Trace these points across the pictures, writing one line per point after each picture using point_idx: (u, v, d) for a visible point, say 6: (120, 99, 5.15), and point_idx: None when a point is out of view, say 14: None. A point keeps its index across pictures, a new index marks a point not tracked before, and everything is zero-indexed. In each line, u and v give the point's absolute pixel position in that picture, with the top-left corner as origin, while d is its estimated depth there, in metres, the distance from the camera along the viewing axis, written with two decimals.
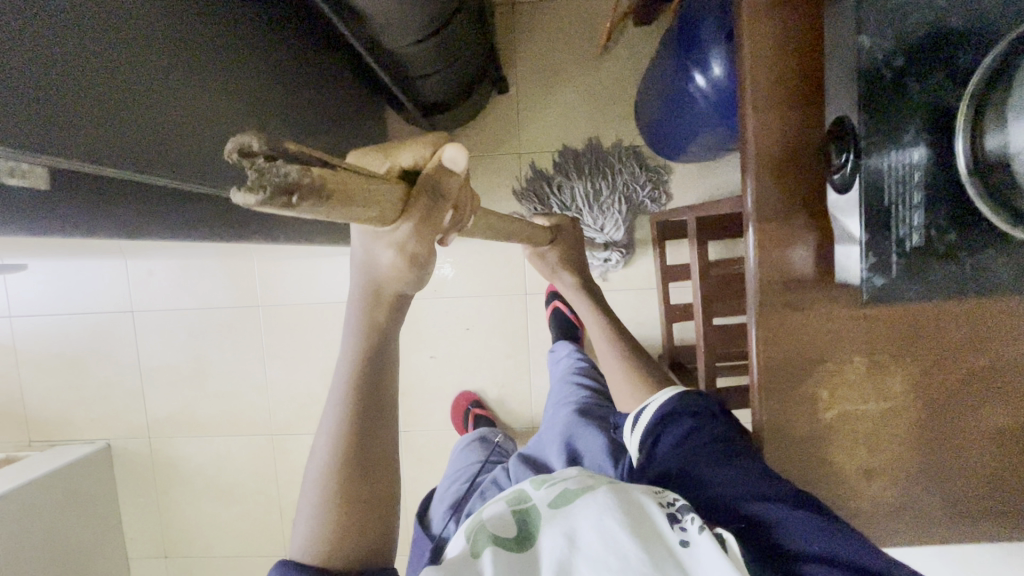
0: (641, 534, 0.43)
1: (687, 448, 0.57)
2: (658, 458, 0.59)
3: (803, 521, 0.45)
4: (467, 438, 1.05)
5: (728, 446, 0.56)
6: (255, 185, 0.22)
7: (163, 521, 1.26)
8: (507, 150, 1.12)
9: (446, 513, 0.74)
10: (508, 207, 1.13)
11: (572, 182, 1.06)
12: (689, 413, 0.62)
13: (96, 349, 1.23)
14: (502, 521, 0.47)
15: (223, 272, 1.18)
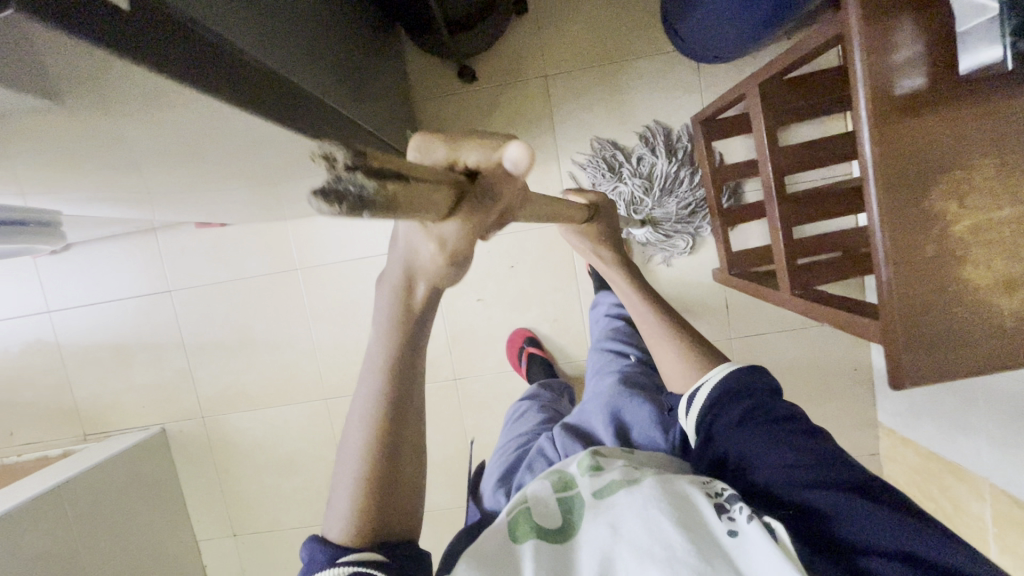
0: (686, 524, 0.46)
1: (748, 431, 0.53)
2: (717, 441, 0.55)
3: (863, 514, 0.44)
4: (513, 404, 1.03)
5: (791, 429, 0.52)
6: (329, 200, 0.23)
7: (226, 499, 1.25)
8: (534, 74, 1.08)
9: (499, 483, 0.73)
10: (542, 133, 1.10)
11: (655, 160, 1.05)
12: (749, 392, 0.56)
13: (139, 332, 1.22)
14: (548, 509, 0.53)
15: (256, 238, 1.16)
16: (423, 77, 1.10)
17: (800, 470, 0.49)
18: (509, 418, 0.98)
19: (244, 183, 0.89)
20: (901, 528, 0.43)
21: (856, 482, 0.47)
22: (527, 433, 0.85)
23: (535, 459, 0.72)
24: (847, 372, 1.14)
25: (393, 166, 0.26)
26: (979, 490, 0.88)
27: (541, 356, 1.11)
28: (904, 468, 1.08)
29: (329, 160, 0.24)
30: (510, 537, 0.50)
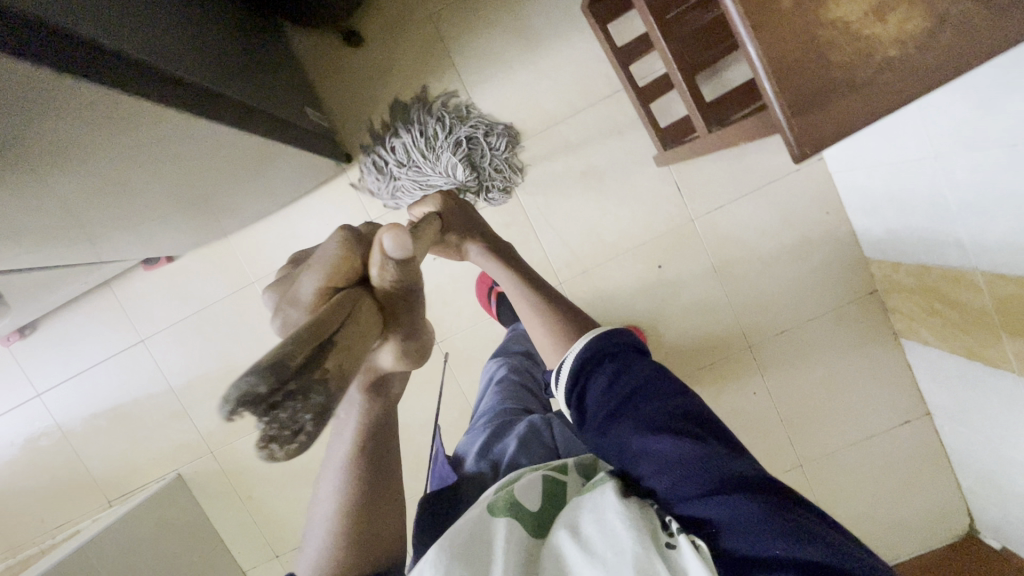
0: (639, 527, 0.46)
1: (613, 407, 0.57)
2: (591, 416, 0.59)
3: (749, 522, 0.44)
4: (486, 369, 1.07)
5: (659, 409, 0.54)
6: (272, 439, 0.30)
7: (259, 523, 1.26)
8: (416, 15, 1.06)
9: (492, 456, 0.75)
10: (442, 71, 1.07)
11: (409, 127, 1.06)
12: (609, 361, 0.61)
13: (128, 388, 1.23)
14: (527, 491, 0.54)
15: (209, 264, 1.17)
16: (312, 53, 1.08)
17: (688, 468, 0.49)
18: (487, 386, 1.01)
19: (167, 203, 0.90)
20: (787, 533, 0.43)
21: (743, 483, 0.47)
22: (515, 406, 0.89)
23: (533, 439, 0.76)
24: (821, 219, 1.10)
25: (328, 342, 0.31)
26: (973, 284, 0.85)
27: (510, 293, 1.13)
28: (903, 296, 1.04)
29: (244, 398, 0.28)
30: (488, 515, 0.51)
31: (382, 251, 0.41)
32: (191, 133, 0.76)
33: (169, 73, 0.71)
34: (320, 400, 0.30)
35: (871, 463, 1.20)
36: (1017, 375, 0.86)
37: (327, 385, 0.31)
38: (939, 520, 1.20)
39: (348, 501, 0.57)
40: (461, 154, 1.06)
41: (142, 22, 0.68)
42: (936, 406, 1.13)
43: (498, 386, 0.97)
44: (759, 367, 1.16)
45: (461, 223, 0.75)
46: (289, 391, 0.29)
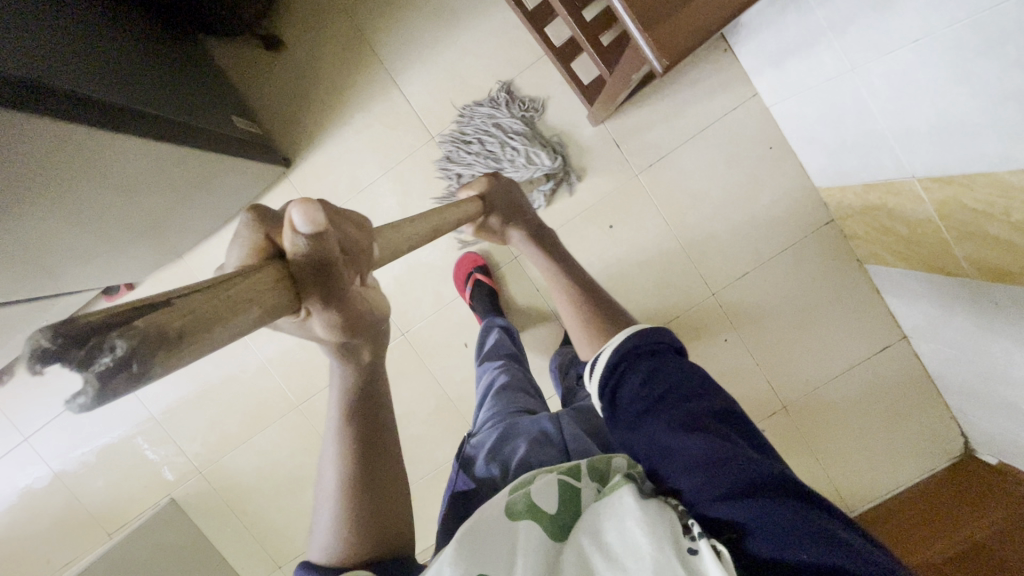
0: (658, 534, 0.44)
1: (646, 403, 0.57)
2: (623, 410, 0.60)
3: (773, 524, 0.43)
4: (478, 378, 1.00)
5: (692, 410, 0.55)
6: (79, 392, 0.24)
7: (257, 536, 1.27)
8: (330, 9, 1.07)
9: (507, 458, 0.69)
10: (364, 61, 1.08)
11: (471, 154, 1.09)
12: (645, 358, 0.63)
13: (111, 420, 1.25)
14: (547, 491, 0.52)
15: (169, 287, 1.19)
16: (237, 64, 1.10)
17: (713, 468, 0.48)
18: (480, 394, 0.94)
19: (115, 227, 0.91)
20: (811, 535, 0.42)
21: (770, 484, 0.47)
22: (520, 407, 0.83)
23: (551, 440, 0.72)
24: (766, 155, 1.09)
25: (157, 298, 0.27)
26: (914, 193, 0.83)
27: (487, 285, 1.13)
28: (856, 219, 1.03)
29: (36, 348, 0.23)
30: (510, 517, 0.49)
31: (294, 226, 0.36)
32: (111, 152, 0.78)
33: (76, 92, 0.72)
34: (125, 350, 0.24)
35: (856, 395, 1.18)
36: (972, 278, 0.84)
37: (137, 335, 0.25)
38: (933, 443, 1.18)
39: (351, 467, 0.55)
40: (522, 139, 1.06)
41: (40, 49, 0.70)
42: (910, 328, 1.11)
43: (496, 389, 0.90)
44: (727, 313, 1.15)
45: (505, 202, 0.91)
46: (92, 337, 0.24)
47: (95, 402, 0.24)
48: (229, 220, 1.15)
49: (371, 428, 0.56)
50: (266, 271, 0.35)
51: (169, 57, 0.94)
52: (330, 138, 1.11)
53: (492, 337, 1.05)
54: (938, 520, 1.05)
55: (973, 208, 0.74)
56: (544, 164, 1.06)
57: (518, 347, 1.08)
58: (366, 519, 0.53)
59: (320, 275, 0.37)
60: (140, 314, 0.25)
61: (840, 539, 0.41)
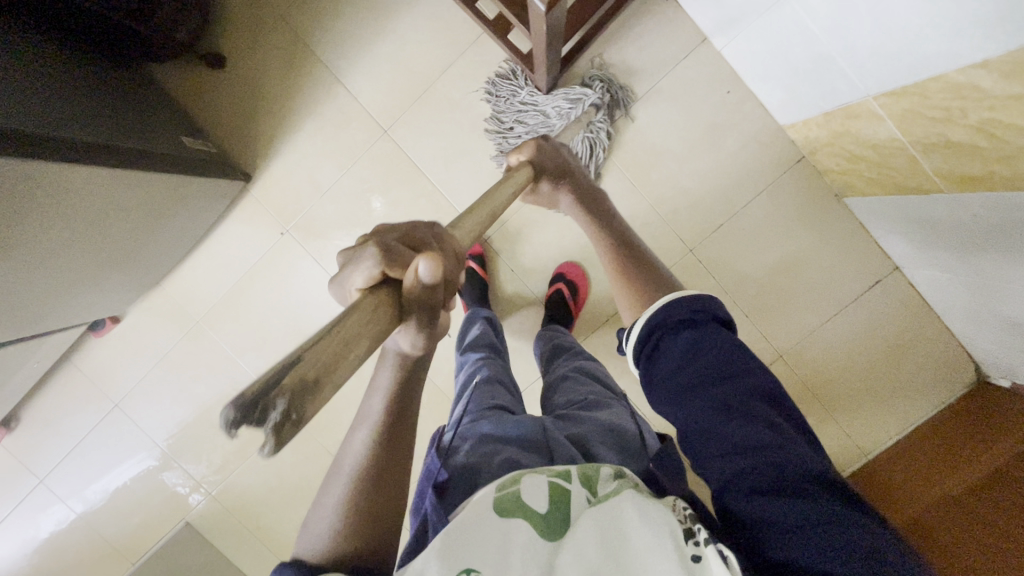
0: (663, 544, 0.41)
1: (684, 376, 0.53)
2: (660, 377, 0.55)
3: (806, 532, 0.41)
4: (458, 365, 0.83)
5: (737, 388, 0.50)
6: (269, 437, 0.31)
7: (273, 550, 1.28)
8: (267, 17, 1.08)
9: (484, 457, 0.55)
10: (306, 64, 1.09)
11: (518, 133, 1.07)
12: (686, 325, 0.56)
13: (118, 454, 1.27)
14: (538, 490, 0.46)
15: (155, 315, 1.21)
16: (185, 85, 1.11)
17: (751, 464, 0.45)
18: (457, 383, 0.77)
19: (88, 260, 0.93)
20: (843, 549, 0.39)
21: (809, 483, 0.43)
22: (505, 399, 0.67)
23: (540, 439, 0.57)
24: (723, 100, 1.06)
25: (295, 357, 0.34)
26: (873, 113, 0.80)
27: (478, 275, 1.12)
28: (824, 152, 0.99)
29: (233, 414, 0.30)
30: (500, 515, 0.44)
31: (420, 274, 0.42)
32: (74, 187, 0.78)
33: (27, 130, 0.72)
34: (283, 405, 0.31)
35: (855, 335, 1.13)
36: (946, 192, 0.80)
37: (288, 391, 0.32)
38: (941, 375, 1.13)
39: (370, 461, 0.52)
40: (556, 98, 1.04)
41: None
42: (899, 257, 1.07)
43: (478, 376, 0.73)
44: (708, 269, 1.12)
45: (556, 167, 0.85)
46: (263, 399, 0.31)
47: (275, 447, 0.31)
48: (200, 242, 1.16)
49: (400, 423, 0.53)
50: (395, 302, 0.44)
51: (119, 85, 0.95)
52: (286, 146, 1.12)
53: (474, 328, 0.91)
54: (949, 456, 1.00)
55: (931, 117, 0.71)
56: (591, 96, 1.03)
57: (500, 336, 0.92)
58: (364, 518, 0.50)
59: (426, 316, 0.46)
60: (291, 374, 0.33)
61: (872, 553, 0.39)
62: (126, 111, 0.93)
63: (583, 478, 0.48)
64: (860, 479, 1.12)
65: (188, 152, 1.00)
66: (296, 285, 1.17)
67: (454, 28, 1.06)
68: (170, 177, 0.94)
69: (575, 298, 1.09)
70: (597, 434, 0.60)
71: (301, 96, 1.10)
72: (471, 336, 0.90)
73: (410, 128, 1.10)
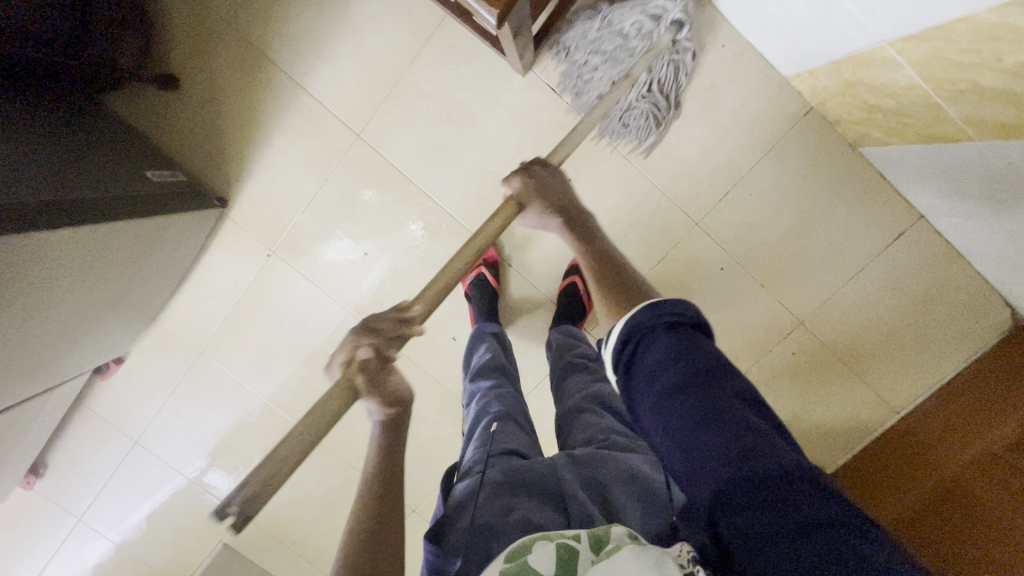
0: None
1: (660, 385, 0.45)
2: (637, 386, 0.48)
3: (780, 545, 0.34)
4: (467, 392, 0.78)
5: (713, 392, 0.43)
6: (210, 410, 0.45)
7: (311, 561, 1.31)
8: (218, 27, 1.00)
9: (497, 515, 0.49)
10: (266, 72, 1.01)
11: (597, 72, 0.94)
12: (663, 325, 0.49)
13: (145, 488, 1.27)
14: (543, 555, 0.41)
15: (158, 351, 1.19)
16: (140, 111, 1.04)
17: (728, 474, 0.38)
18: (469, 420, 0.71)
19: (80, 314, 0.90)
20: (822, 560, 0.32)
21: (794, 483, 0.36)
22: (516, 442, 0.61)
23: (555, 493, 0.52)
24: (718, 56, 0.97)
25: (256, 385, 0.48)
26: (889, 59, 0.71)
27: (490, 289, 1.07)
28: (834, 102, 0.90)
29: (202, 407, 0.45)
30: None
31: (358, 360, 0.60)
32: (58, 252, 0.74)
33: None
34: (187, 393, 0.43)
35: (879, 291, 1.07)
36: (976, 139, 0.72)
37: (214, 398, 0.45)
38: (973, 323, 1.06)
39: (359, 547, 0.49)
40: (623, 20, 0.90)
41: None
42: (923, 205, 0.99)
43: (488, 412, 0.67)
44: (716, 240, 1.06)
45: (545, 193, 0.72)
46: None
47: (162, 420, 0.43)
48: (188, 273, 1.13)
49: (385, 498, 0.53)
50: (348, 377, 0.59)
51: (72, 122, 0.89)
52: (258, 163, 1.06)
53: (480, 347, 0.88)
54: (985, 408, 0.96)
55: (957, 62, 0.63)
56: (673, 7, 0.87)
57: (506, 356, 0.85)
58: None
59: (373, 382, 0.59)
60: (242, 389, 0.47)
61: (821, 522, 0.33)
62: (85, 152, 0.87)
63: (593, 536, 0.43)
64: (891, 438, 1.08)
65: (158, 184, 0.94)
66: (291, 305, 1.14)
67: (416, 13, 0.97)
68: (149, 218, 0.90)
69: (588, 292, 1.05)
70: (618, 484, 0.53)
71: (265, 108, 1.03)
72: (478, 357, 0.85)
73: (383, 128, 1.03)
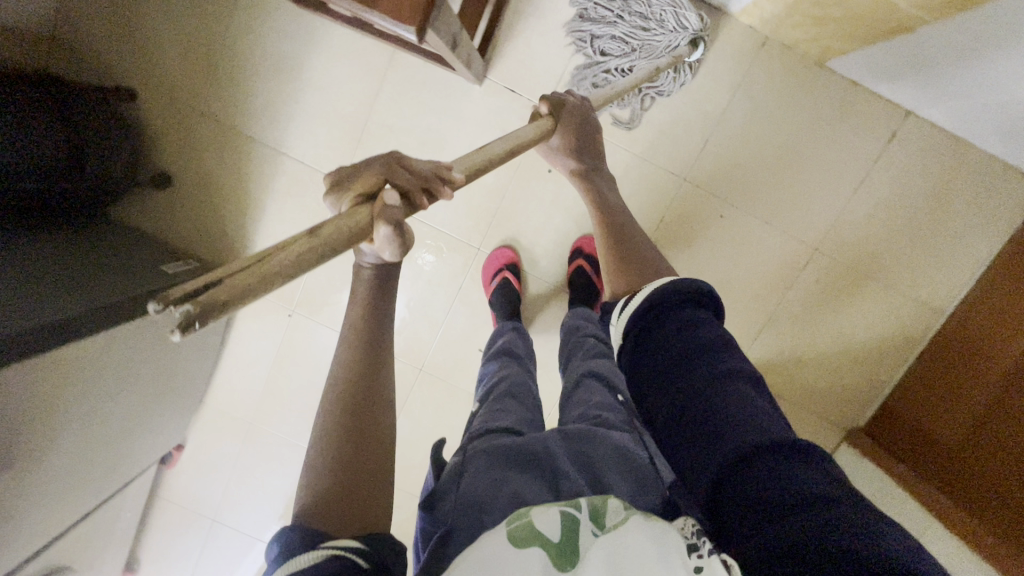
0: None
1: (677, 346, 0.51)
2: (654, 346, 0.53)
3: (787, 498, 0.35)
4: (481, 373, 0.78)
5: (721, 362, 0.48)
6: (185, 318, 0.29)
7: None
8: (195, 120, 1.07)
9: (488, 488, 0.46)
10: (247, 148, 1.07)
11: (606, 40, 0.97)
12: (687, 302, 0.56)
13: (228, 565, 1.32)
14: (551, 522, 0.39)
15: (212, 430, 1.26)
16: (145, 215, 1.12)
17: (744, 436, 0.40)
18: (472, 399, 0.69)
19: (132, 409, 0.96)
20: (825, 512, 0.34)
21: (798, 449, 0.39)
22: (512, 421, 0.58)
23: (548, 466, 0.49)
24: None
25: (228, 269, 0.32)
26: None
27: (513, 286, 1.07)
28: (786, 26, 0.90)
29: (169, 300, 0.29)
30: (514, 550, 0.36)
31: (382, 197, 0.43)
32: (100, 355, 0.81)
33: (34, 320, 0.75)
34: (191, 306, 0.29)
35: (887, 198, 1.04)
36: (933, 21, 0.72)
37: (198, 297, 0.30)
38: (996, 205, 1.02)
39: (342, 427, 0.46)
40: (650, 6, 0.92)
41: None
42: (906, 101, 0.97)
43: (494, 392, 0.65)
44: (708, 190, 1.06)
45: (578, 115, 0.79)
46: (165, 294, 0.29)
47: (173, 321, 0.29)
48: (222, 350, 1.19)
49: (370, 373, 0.49)
50: (363, 211, 0.42)
51: (87, 240, 0.97)
52: (259, 233, 1.11)
53: (505, 338, 0.88)
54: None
55: None
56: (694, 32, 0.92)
57: (521, 346, 0.85)
58: (346, 486, 0.43)
59: (399, 230, 0.42)
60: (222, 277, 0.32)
61: (829, 500, 0.34)
62: (104, 263, 0.94)
63: (591, 505, 0.41)
64: (943, 342, 1.05)
65: (173, 274, 1.01)
66: (322, 357, 1.18)
67: (369, 56, 1.02)
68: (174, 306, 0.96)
69: (596, 272, 1.06)
70: (607, 461, 0.51)
71: (254, 181, 1.09)
72: (498, 344, 0.87)
73: None
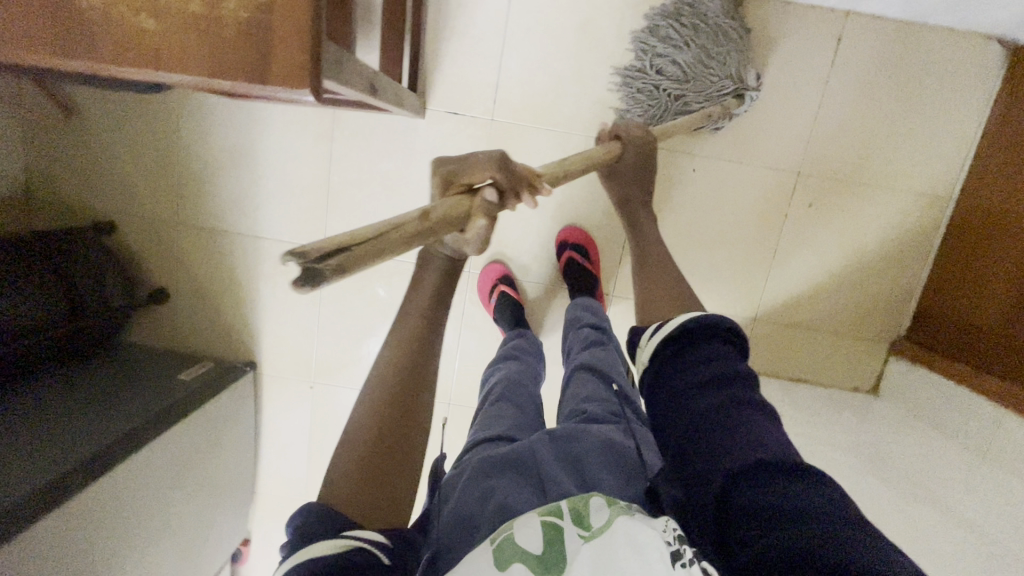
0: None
1: (697, 380, 0.48)
2: (674, 379, 0.49)
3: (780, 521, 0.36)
4: (485, 372, 0.78)
5: (737, 398, 0.45)
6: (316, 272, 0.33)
7: None
8: (173, 232, 1.12)
9: (475, 501, 0.47)
10: (228, 243, 1.11)
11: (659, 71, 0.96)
12: (716, 336, 0.51)
13: None
14: (532, 537, 0.40)
15: (272, 517, 1.28)
16: (154, 332, 1.17)
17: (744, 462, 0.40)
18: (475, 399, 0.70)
19: (188, 519, 0.99)
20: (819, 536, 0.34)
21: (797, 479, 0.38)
22: (509, 426, 0.59)
23: (534, 471, 0.50)
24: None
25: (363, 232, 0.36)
26: None
27: (512, 296, 1.07)
28: None
29: (307, 257, 0.32)
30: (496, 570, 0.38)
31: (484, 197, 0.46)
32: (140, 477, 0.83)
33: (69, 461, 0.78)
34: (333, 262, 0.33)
35: (855, 102, 1.01)
36: None
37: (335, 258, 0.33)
38: (967, 77, 0.99)
39: (381, 433, 0.51)
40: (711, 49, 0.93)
41: (1, 464, 0.75)
42: (841, 3, 0.95)
43: (493, 393, 0.66)
44: (674, 149, 1.04)
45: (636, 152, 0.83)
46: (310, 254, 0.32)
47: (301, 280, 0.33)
48: (259, 438, 1.22)
49: (409, 395, 0.54)
50: (464, 203, 0.45)
51: (105, 372, 1.01)
52: (262, 319, 1.15)
53: (514, 343, 0.88)
54: None
55: None
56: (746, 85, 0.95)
57: (523, 347, 0.86)
58: (374, 490, 0.48)
59: (489, 229, 0.45)
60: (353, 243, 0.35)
61: (827, 523, 0.34)
62: (125, 390, 0.98)
63: (575, 508, 0.42)
64: (961, 228, 1.00)
65: (191, 380, 1.04)
66: None
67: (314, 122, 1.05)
68: (198, 410, 0.99)
69: (587, 261, 1.05)
70: (594, 457, 0.51)
71: (243, 272, 1.12)
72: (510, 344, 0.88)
73: (340, 230, 1.10)
